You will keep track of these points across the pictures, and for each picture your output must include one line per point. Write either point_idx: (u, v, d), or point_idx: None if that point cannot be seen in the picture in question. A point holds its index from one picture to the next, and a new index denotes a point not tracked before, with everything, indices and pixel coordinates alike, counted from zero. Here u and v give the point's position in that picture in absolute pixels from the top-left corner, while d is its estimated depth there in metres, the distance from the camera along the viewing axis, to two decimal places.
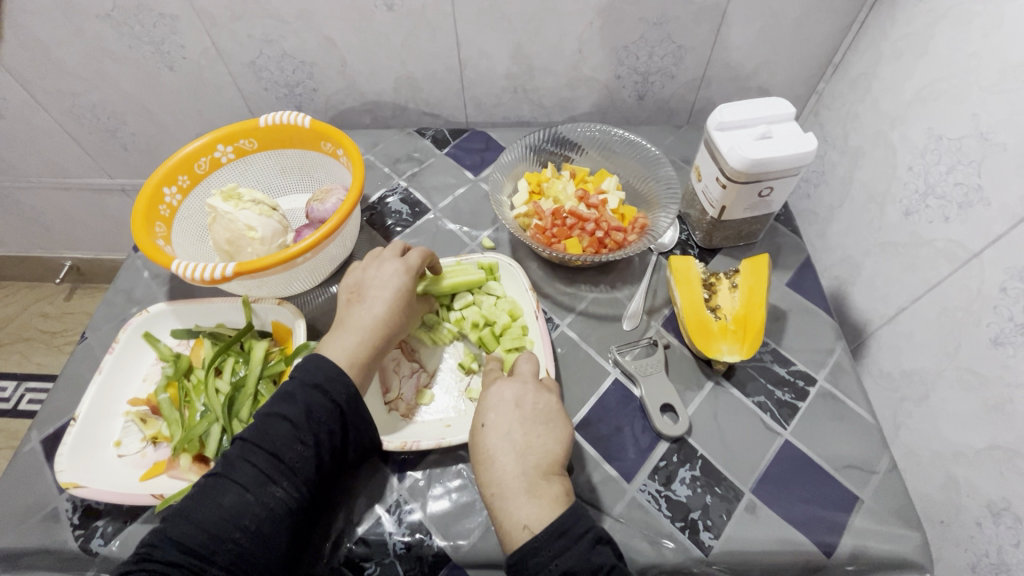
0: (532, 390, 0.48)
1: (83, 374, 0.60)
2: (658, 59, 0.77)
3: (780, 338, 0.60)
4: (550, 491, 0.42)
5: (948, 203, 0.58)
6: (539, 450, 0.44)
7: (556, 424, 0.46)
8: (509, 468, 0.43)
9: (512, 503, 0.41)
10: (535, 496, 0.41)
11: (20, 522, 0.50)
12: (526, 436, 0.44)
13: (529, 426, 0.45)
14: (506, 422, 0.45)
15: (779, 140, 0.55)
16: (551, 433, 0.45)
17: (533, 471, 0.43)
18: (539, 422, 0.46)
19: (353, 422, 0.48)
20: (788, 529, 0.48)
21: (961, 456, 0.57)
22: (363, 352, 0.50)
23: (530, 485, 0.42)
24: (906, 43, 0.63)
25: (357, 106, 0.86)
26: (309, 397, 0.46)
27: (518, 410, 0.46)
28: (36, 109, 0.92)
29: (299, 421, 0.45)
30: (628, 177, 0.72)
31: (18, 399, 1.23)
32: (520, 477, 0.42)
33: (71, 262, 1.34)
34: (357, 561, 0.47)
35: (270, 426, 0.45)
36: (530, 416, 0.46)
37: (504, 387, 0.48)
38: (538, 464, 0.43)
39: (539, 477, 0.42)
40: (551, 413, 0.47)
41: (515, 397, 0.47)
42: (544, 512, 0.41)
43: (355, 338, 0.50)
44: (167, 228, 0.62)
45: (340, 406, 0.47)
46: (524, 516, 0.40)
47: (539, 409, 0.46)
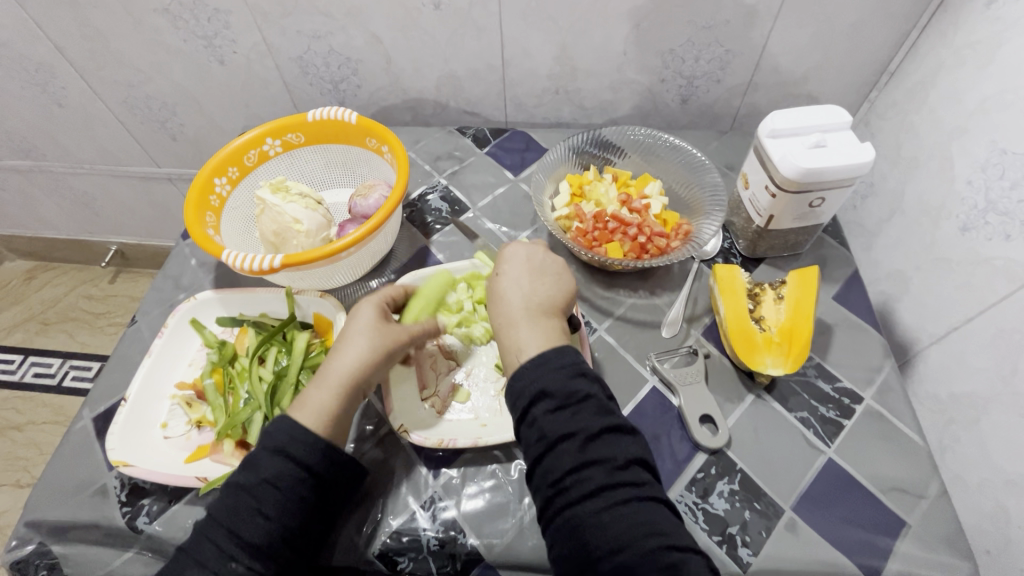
0: (539, 251, 0.52)
1: (133, 356, 0.63)
2: (705, 63, 0.76)
3: (825, 352, 0.59)
4: (547, 326, 0.47)
5: (1010, 220, 0.54)
6: (542, 294, 0.49)
7: (562, 278, 0.51)
8: (498, 313, 0.48)
9: (515, 332, 0.47)
10: (535, 326, 0.47)
11: (71, 496, 0.52)
12: (530, 282, 0.50)
13: (530, 275, 0.50)
14: (516, 274, 0.50)
15: (834, 149, 0.54)
16: (557, 284, 0.50)
17: (536, 308, 0.48)
18: (547, 274, 0.51)
19: (322, 487, 0.45)
20: (830, 551, 0.46)
21: (1013, 485, 0.54)
22: (327, 395, 0.47)
23: (532, 318, 0.47)
24: (969, 52, 0.60)
25: (399, 104, 0.87)
26: (273, 462, 0.44)
27: (529, 265, 0.51)
28: (94, 99, 0.96)
29: (259, 492, 0.43)
30: (671, 182, 0.71)
31: (63, 375, 1.28)
32: (522, 311, 0.48)
33: (117, 246, 1.39)
34: (391, 555, 0.48)
35: (231, 498, 0.43)
36: (538, 273, 0.50)
37: (515, 248, 0.52)
38: (540, 304, 0.48)
39: (541, 313, 0.48)
40: (557, 269, 0.51)
41: (526, 255, 0.51)
42: (539, 338, 0.46)
43: (321, 382, 0.48)
44: (216, 218, 0.64)
45: (310, 468, 0.44)
46: (523, 341, 0.46)
47: (546, 268, 0.51)
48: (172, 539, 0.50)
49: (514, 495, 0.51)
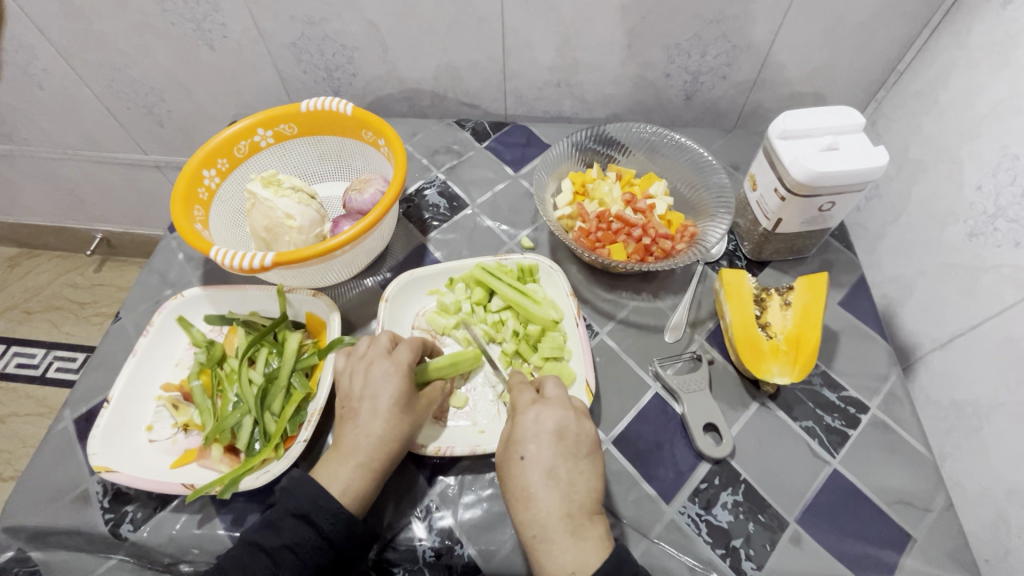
0: (573, 416, 0.45)
1: (116, 354, 0.60)
2: (711, 58, 0.73)
3: (831, 360, 0.58)
4: (594, 532, 0.41)
5: (1020, 226, 0.53)
6: (580, 488, 0.43)
7: (595, 458, 0.45)
8: (545, 514, 0.41)
9: (553, 549, 0.40)
10: (580, 540, 0.41)
11: (51, 501, 0.50)
12: (565, 472, 0.43)
13: (563, 461, 0.43)
14: (548, 458, 0.43)
15: (847, 152, 0.52)
16: (592, 468, 0.44)
17: (577, 513, 0.42)
18: (580, 456, 0.44)
19: (340, 556, 0.43)
20: (834, 564, 0.46)
21: (1014, 496, 0.52)
22: (362, 476, 0.45)
23: (574, 528, 0.41)
24: (984, 52, 0.58)
25: (395, 94, 0.84)
26: (295, 527, 0.43)
27: (561, 443, 0.44)
28: (77, 82, 0.92)
29: (277, 558, 0.41)
30: (675, 182, 0.70)
31: (47, 365, 1.25)
32: (564, 519, 0.41)
33: (103, 235, 1.36)
34: (386, 566, 0.46)
35: (246, 558, 0.41)
36: (573, 453, 0.44)
37: (544, 411, 0.45)
38: (580, 505, 0.42)
39: (582, 519, 0.42)
40: (591, 444, 0.45)
41: (556, 426, 0.44)
42: (588, 557, 0.40)
43: (354, 464, 0.45)
44: (205, 212, 0.61)
45: (329, 538, 0.43)
46: (569, 563, 0.40)
47: (581, 441, 0.44)
48: (158, 547, 0.48)
49: None
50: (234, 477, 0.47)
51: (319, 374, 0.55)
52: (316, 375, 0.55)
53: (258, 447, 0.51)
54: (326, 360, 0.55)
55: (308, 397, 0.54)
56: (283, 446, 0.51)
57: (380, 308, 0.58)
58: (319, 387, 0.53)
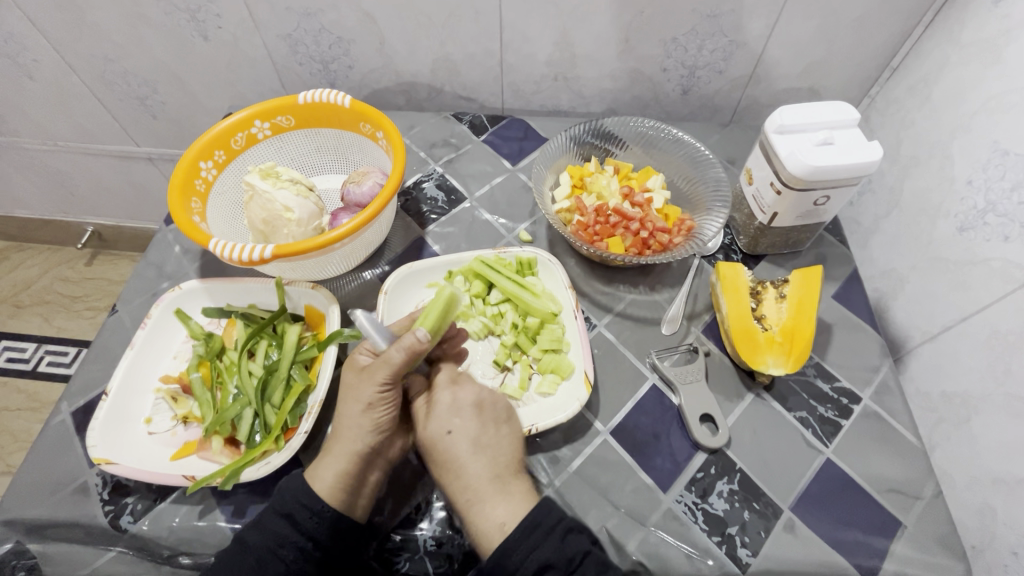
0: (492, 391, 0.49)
1: (113, 346, 0.60)
2: (708, 53, 0.74)
3: (824, 352, 0.59)
4: (519, 488, 0.44)
5: (1009, 221, 0.53)
6: (502, 452, 0.46)
7: (513, 425, 0.48)
8: (476, 474, 0.44)
9: (485, 505, 0.43)
10: (508, 495, 0.43)
11: (50, 494, 0.50)
12: (482, 438, 0.46)
13: (480, 428, 0.46)
14: (471, 428, 0.46)
15: (842, 147, 0.53)
16: (510, 436, 0.47)
17: (502, 473, 0.45)
18: (499, 423, 0.48)
19: (329, 553, 0.44)
20: (828, 551, 0.47)
21: (1000, 484, 0.53)
22: (344, 473, 0.45)
23: (501, 485, 0.44)
24: (975, 49, 0.59)
25: (392, 87, 0.84)
26: (279, 526, 0.44)
27: (480, 413, 0.47)
28: (67, 73, 0.90)
29: (261, 557, 0.42)
30: (672, 176, 0.70)
31: (38, 360, 1.24)
32: (492, 478, 0.44)
33: (93, 228, 1.34)
34: (388, 556, 0.47)
35: (234, 559, 0.43)
36: (492, 420, 0.47)
37: (466, 387, 0.49)
38: (504, 466, 0.45)
39: (507, 478, 0.45)
40: (508, 413, 0.49)
41: (475, 398, 0.48)
42: (516, 510, 0.42)
43: (335, 462, 0.45)
44: (202, 204, 0.61)
45: (313, 538, 0.43)
46: (500, 517, 0.42)
47: (499, 411, 0.48)
48: (159, 539, 0.48)
49: None
50: (235, 468, 0.48)
51: (319, 366, 0.55)
52: (316, 367, 0.55)
53: (259, 439, 0.52)
54: (325, 352, 0.55)
55: (307, 388, 0.54)
56: (283, 438, 0.51)
57: (379, 301, 0.58)
58: (319, 379, 0.54)
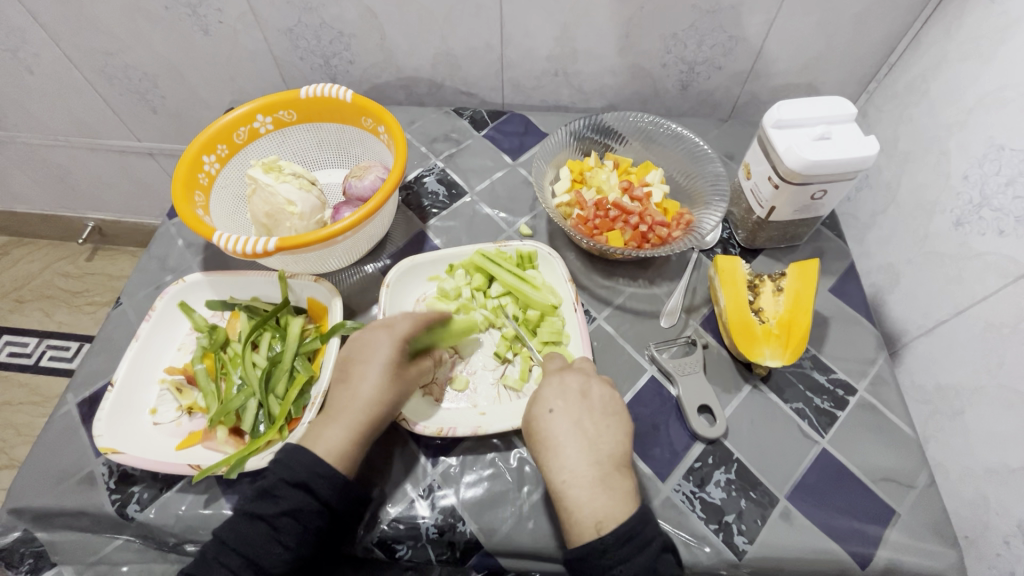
0: (602, 382, 0.49)
1: (118, 338, 0.61)
2: (707, 48, 0.74)
3: (821, 344, 0.59)
4: (622, 486, 0.43)
5: (1004, 216, 0.54)
6: (610, 442, 0.45)
7: (623, 418, 0.47)
8: (577, 460, 0.43)
9: (583, 495, 0.42)
10: (610, 488, 0.42)
11: (56, 483, 0.50)
12: (596, 427, 0.45)
13: (599, 419, 0.46)
14: (576, 411, 0.46)
15: (839, 142, 0.53)
16: (621, 428, 0.46)
17: (605, 462, 0.44)
18: (606, 413, 0.47)
19: (339, 517, 0.45)
20: (823, 539, 0.47)
21: (993, 474, 0.54)
22: (348, 438, 0.47)
23: (603, 476, 0.43)
24: (972, 45, 0.59)
25: (393, 82, 0.84)
26: (293, 493, 0.44)
27: (586, 402, 0.47)
28: (68, 67, 0.91)
29: (278, 523, 0.43)
30: (671, 170, 0.71)
31: (40, 355, 1.25)
32: (593, 467, 0.43)
33: (94, 223, 1.34)
34: (389, 543, 0.48)
35: (248, 525, 0.43)
36: (598, 408, 0.47)
37: (570, 375, 0.49)
38: (611, 456, 0.44)
39: (611, 469, 0.44)
40: (619, 406, 0.48)
41: (580, 386, 0.48)
42: (619, 505, 0.42)
43: (341, 426, 0.47)
44: (206, 197, 0.61)
45: (328, 502, 0.44)
46: (595, 512, 0.41)
47: (608, 401, 0.47)
48: (165, 527, 0.49)
49: (512, 482, 0.50)
50: (240, 458, 0.48)
51: (322, 357, 0.55)
52: (319, 359, 0.56)
53: (263, 429, 0.52)
54: (328, 344, 0.55)
55: (311, 379, 0.55)
56: (287, 428, 0.52)
57: (381, 294, 0.59)
58: (322, 370, 0.54)
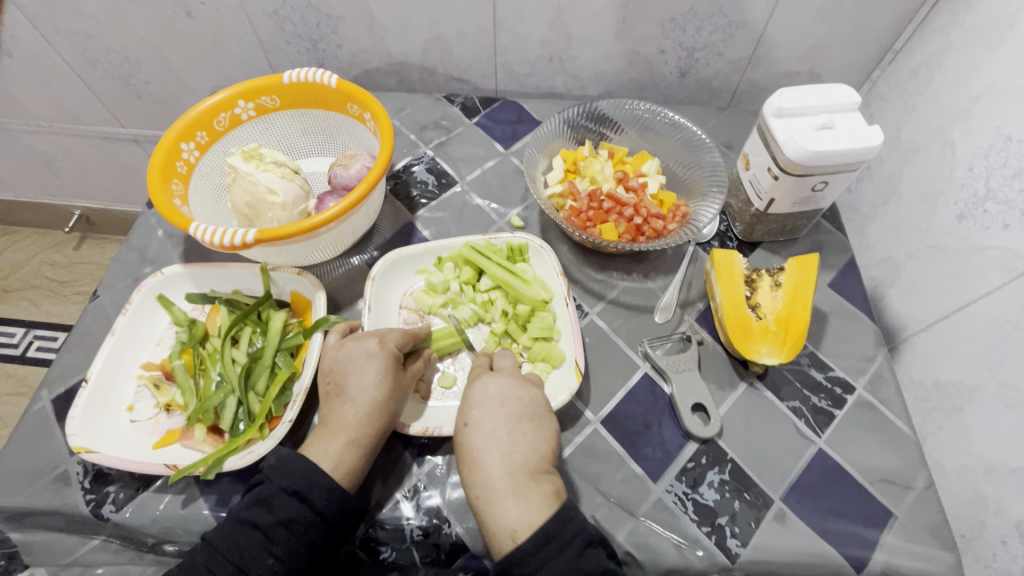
0: (518, 384, 0.47)
1: (95, 332, 0.59)
2: (706, 34, 0.72)
3: (819, 341, 0.58)
4: (539, 491, 0.41)
5: (1010, 209, 0.52)
6: (525, 449, 0.43)
7: (542, 421, 0.45)
8: (494, 472, 0.42)
9: (497, 507, 0.41)
10: (523, 497, 0.41)
11: (30, 483, 0.49)
12: (510, 434, 0.44)
13: (514, 425, 0.44)
14: (490, 421, 0.44)
15: (841, 131, 0.51)
16: (537, 432, 0.45)
17: (518, 471, 0.42)
18: (524, 419, 0.45)
19: (334, 529, 0.43)
20: (818, 541, 0.46)
21: (992, 473, 0.53)
22: (352, 453, 0.45)
23: (516, 486, 0.41)
24: (980, 32, 0.57)
25: (382, 67, 0.81)
26: (288, 504, 0.42)
27: (503, 408, 0.45)
28: (47, 50, 0.87)
29: (271, 533, 0.41)
30: (668, 161, 0.69)
31: (26, 345, 1.23)
32: (505, 478, 0.42)
33: (81, 211, 1.32)
34: (373, 545, 0.46)
35: (241, 534, 0.41)
36: (515, 414, 0.45)
37: (489, 380, 0.47)
38: (524, 464, 0.42)
39: (526, 477, 0.42)
40: (537, 409, 0.46)
41: (498, 392, 0.46)
42: (534, 513, 0.40)
43: (340, 439, 0.45)
44: (184, 186, 0.59)
45: (323, 513, 0.42)
46: (512, 522, 0.40)
47: (526, 405, 0.45)
48: (142, 527, 0.48)
49: None
50: (217, 458, 0.47)
51: (304, 354, 0.54)
52: (301, 355, 0.54)
53: (243, 427, 0.51)
54: (311, 340, 0.54)
55: (293, 376, 0.53)
56: (268, 426, 0.50)
57: (366, 288, 0.57)
58: (304, 367, 0.52)
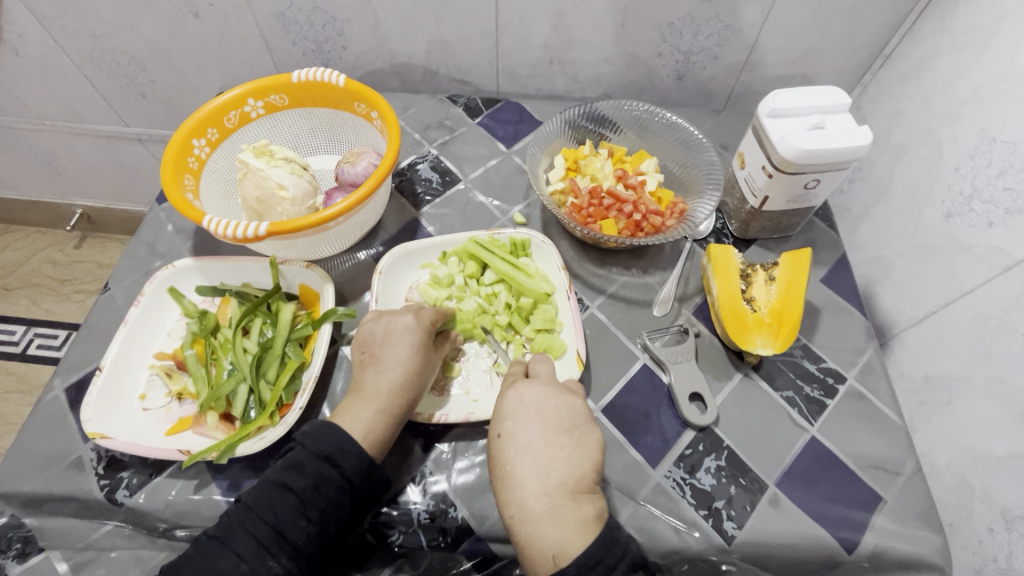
0: (555, 394, 0.47)
1: (107, 324, 0.60)
2: (703, 38, 0.74)
3: (812, 334, 0.60)
4: (578, 514, 0.41)
5: (994, 208, 0.54)
6: (563, 464, 0.43)
7: (582, 432, 0.46)
8: (534, 490, 0.42)
9: (533, 528, 0.41)
10: (562, 520, 0.41)
11: (44, 468, 0.50)
12: (547, 449, 0.44)
13: (552, 438, 0.45)
14: (528, 436, 0.45)
15: (833, 131, 0.53)
16: (577, 448, 0.44)
17: (556, 492, 0.42)
18: (561, 431, 0.45)
19: (360, 494, 0.45)
20: (811, 525, 0.48)
21: (978, 462, 0.54)
22: (382, 422, 0.47)
23: (554, 508, 0.41)
24: (966, 38, 0.59)
25: (386, 68, 0.83)
26: (320, 468, 0.44)
27: (540, 421, 0.46)
28: (54, 49, 0.89)
29: (304, 494, 0.43)
30: (666, 160, 0.71)
31: (27, 343, 1.23)
32: (542, 499, 0.42)
33: (82, 210, 1.33)
34: (382, 528, 0.48)
35: (275, 495, 0.43)
36: (553, 426, 0.45)
37: (524, 389, 0.47)
38: (561, 483, 0.43)
39: (564, 498, 0.42)
40: (577, 419, 0.46)
41: (535, 404, 0.46)
42: (572, 535, 0.40)
43: (373, 406, 0.47)
44: (196, 181, 0.61)
45: (352, 478, 0.44)
46: (551, 544, 0.40)
47: (563, 417, 0.46)
48: (154, 511, 0.49)
49: None
50: (230, 443, 0.48)
51: (314, 344, 0.55)
52: (310, 345, 0.56)
53: (254, 414, 0.52)
54: (320, 330, 0.55)
55: (302, 365, 0.55)
56: (278, 414, 0.51)
57: (374, 281, 0.58)
58: (313, 356, 0.54)
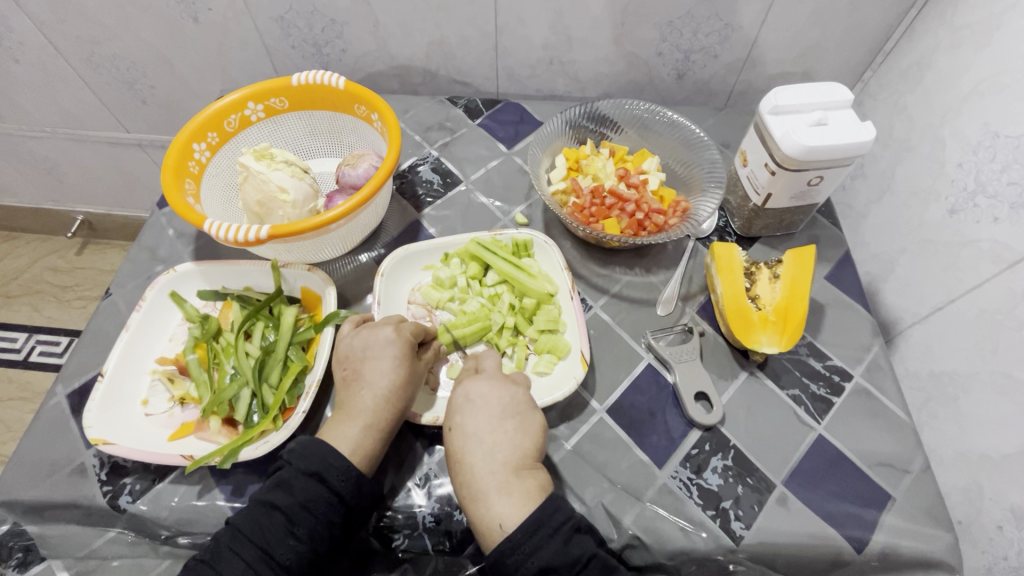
0: (498, 384, 0.47)
1: (108, 329, 0.60)
2: (703, 37, 0.74)
3: (817, 332, 0.60)
4: (523, 487, 0.42)
5: (999, 203, 0.54)
6: (507, 446, 0.44)
7: (525, 416, 0.46)
8: (481, 472, 0.43)
9: (483, 506, 0.41)
10: (506, 494, 0.41)
11: (46, 476, 0.50)
12: (492, 433, 0.44)
13: (497, 423, 0.45)
14: (472, 423, 0.45)
15: (836, 127, 0.53)
16: (519, 429, 0.45)
17: (500, 471, 0.42)
18: (506, 416, 0.45)
19: (353, 510, 0.44)
20: (821, 524, 0.47)
21: (986, 460, 0.54)
22: (371, 437, 0.46)
23: (500, 485, 0.42)
24: (967, 33, 0.59)
25: (386, 70, 0.83)
26: (306, 486, 0.43)
27: (485, 408, 0.45)
28: (54, 56, 0.89)
29: (292, 513, 0.43)
30: (667, 158, 0.70)
31: (29, 350, 1.23)
32: (489, 476, 0.42)
33: (83, 216, 1.33)
34: (386, 532, 0.48)
35: (262, 516, 0.43)
36: (496, 410, 0.45)
37: (469, 383, 0.47)
38: (505, 463, 0.43)
39: (509, 474, 0.42)
40: (519, 405, 0.46)
41: (481, 393, 0.46)
42: (518, 510, 0.40)
43: (358, 424, 0.46)
44: (197, 185, 0.60)
45: (341, 495, 0.44)
46: (498, 516, 0.40)
47: (507, 403, 0.46)
48: (157, 518, 0.48)
49: None
50: (233, 448, 0.48)
51: (317, 347, 0.55)
52: (313, 348, 0.56)
53: (257, 419, 0.52)
54: (322, 334, 0.55)
55: (305, 369, 0.55)
56: (281, 418, 0.51)
57: (376, 283, 0.58)
58: (316, 360, 0.54)
